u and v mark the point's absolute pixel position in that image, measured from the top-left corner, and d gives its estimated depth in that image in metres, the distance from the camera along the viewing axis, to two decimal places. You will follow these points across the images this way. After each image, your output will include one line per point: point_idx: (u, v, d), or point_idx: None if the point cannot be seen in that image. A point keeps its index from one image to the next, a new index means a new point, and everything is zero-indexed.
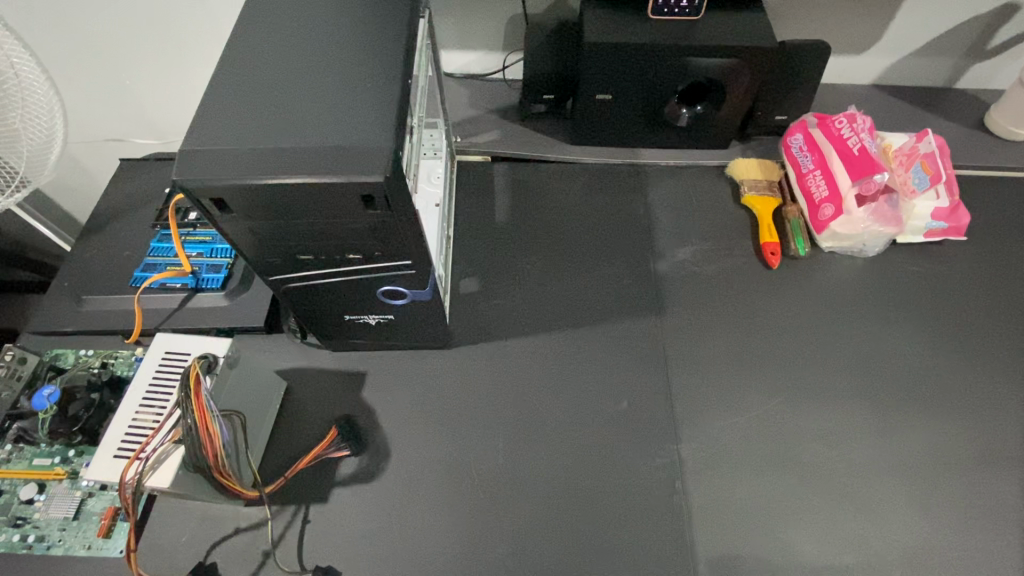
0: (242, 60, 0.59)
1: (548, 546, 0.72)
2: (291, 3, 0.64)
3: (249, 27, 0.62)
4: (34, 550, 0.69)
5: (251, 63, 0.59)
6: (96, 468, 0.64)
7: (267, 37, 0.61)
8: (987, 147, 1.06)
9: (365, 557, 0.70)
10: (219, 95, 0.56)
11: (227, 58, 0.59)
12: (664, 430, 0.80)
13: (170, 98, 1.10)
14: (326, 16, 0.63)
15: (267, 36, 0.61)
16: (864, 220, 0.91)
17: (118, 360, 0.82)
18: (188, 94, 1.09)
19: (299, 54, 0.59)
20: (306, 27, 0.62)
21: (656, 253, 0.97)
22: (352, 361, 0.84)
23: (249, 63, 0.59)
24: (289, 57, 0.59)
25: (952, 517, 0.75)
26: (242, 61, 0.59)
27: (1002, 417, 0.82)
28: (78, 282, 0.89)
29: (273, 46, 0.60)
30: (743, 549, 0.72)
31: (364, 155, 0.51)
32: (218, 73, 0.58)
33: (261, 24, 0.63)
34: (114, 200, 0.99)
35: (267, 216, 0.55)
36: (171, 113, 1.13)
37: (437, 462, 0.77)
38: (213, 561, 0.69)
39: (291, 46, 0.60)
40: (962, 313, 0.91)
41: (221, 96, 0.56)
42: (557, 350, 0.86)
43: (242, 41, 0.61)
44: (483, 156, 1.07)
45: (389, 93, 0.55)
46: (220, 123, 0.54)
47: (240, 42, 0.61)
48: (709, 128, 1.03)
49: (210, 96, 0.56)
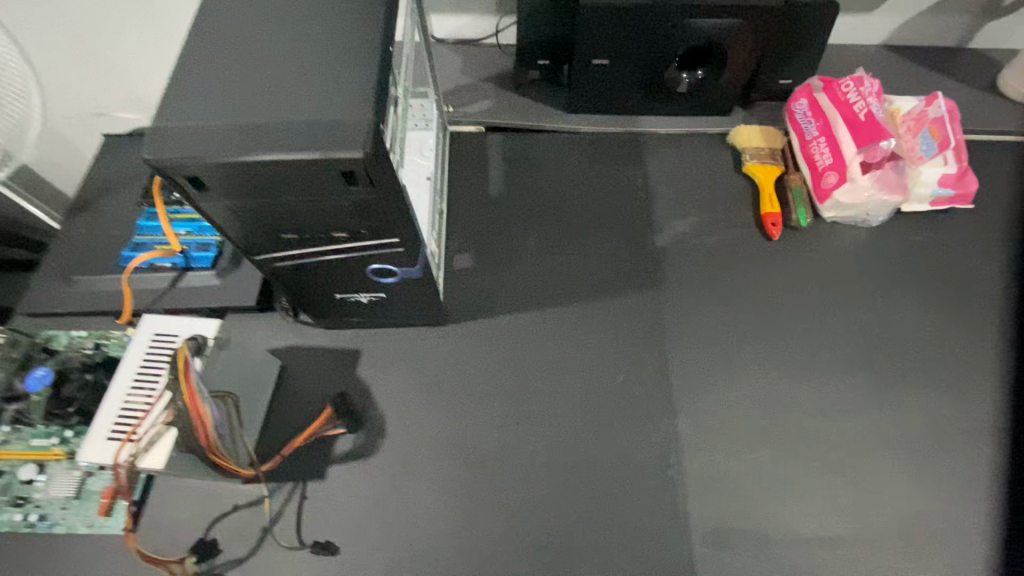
0: (216, 29, 0.56)
1: (542, 521, 0.72)
2: None
3: None
4: (36, 528, 0.70)
5: (224, 33, 0.56)
6: (89, 450, 0.62)
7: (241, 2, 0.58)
8: (998, 111, 1.03)
9: (362, 533, 0.71)
10: (193, 66, 0.53)
11: (201, 26, 0.56)
12: (661, 405, 0.79)
13: (148, 63, 1.04)
14: None
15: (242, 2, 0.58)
16: (868, 188, 0.88)
17: (111, 342, 0.81)
18: (166, 58, 1.04)
19: (276, 21, 0.56)
20: None
21: (655, 226, 0.94)
22: (346, 338, 0.84)
23: (223, 31, 0.56)
24: (266, 23, 0.56)
25: (947, 490, 0.75)
26: (215, 29, 0.56)
27: (1001, 389, 0.81)
28: (66, 262, 0.88)
29: (248, 13, 0.57)
30: (735, 522, 0.72)
31: (343, 127, 0.48)
32: (191, 42, 0.55)
33: None
34: (98, 177, 0.97)
35: (246, 195, 0.53)
36: (152, 80, 1.07)
37: (433, 439, 0.77)
38: (213, 537, 0.70)
39: (267, 12, 0.57)
40: (966, 284, 0.89)
41: (196, 67, 0.54)
42: (554, 326, 0.85)
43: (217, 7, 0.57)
44: (477, 126, 1.05)
45: (368, 63, 0.52)
46: (194, 95, 0.51)
47: (213, 9, 0.58)
48: (709, 94, 0.99)
49: (183, 66, 0.53)
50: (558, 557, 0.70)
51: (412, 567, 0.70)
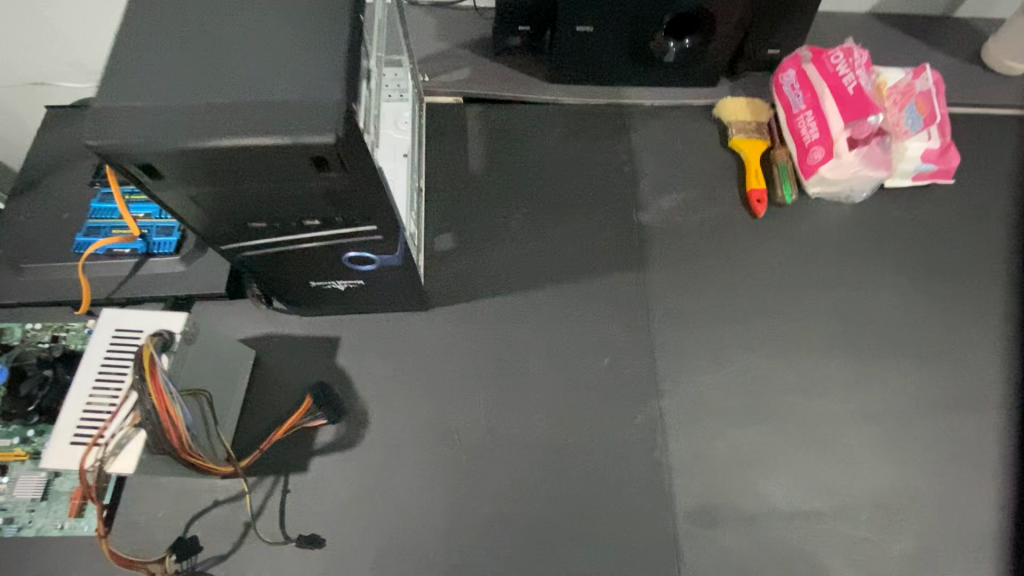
0: None
1: (530, 506, 0.72)
2: None
3: None
4: (4, 532, 0.67)
5: None
6: (53, 455, 0.58)
7: None
8: (980, 84, 1.03)
9: (348, 524, 0.70)
10: (134, 31, 0.46)
11: None
12: (647, 387, 0.79)
13: (93, 28, 0.93)
14: None
15: None
16: (853, 164, 0.87)
17: (70, 334, 0.78)
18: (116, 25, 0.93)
19: None
20: None
21: (640, 204, 0.92)
22: (323, 325, 0.81)
23: None
24: None
25: (919, 462, 0.77)
26: None
27: (973, 363, 0.83)
28: (13, 248, 0.81)
29: None
30: (719, 500, 0.74)
31: (310, 108, 0.44)
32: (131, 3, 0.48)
33: None
34: (43, 153, 0.89)
35: (205, 184, 0.48)
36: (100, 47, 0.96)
37: (418, 427, 0.76)
38: (193, 534, 0.69)
39: None
40: (944, 259, 0.90)
41: (138, 31, 0.47)
42: (538, 308, 0.84)
43: None
44: (455, 98, 1.01)
45: (336, 31, 0.47)
46: (140, 68, 0.45)
47: None
48: (696, 64, 0.96)
49: (125, 31, 0.46)
50: (546, 541, 0.71)
51: (400, 556, 0.70)
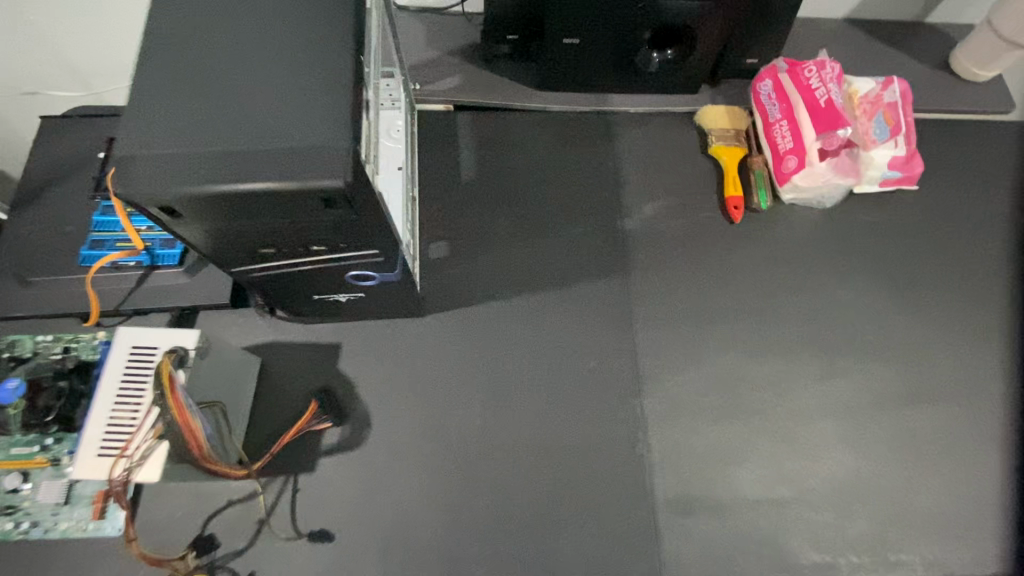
0: (167, 30, 0.52)
1: (523, 499, 0.79)
2: None
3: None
4: (30, 535, 0.72)
5: (177, 34, 0.51)
6: (82, 467, 0.62)
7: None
8: (947, 90, 1.08)
9: (355, 519, 0.76)
10: (148, 78, 0.49)
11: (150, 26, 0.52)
12: (630, 387, 0.85)
13: (91, 39, 0.94)
14: None
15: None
16: (824, 173, 0.93)
17: (80, 345, 0.81)
18: (115, 36, 0.94)
19: (235, 21, 0.52)
20: None
21: (625, 211, 0.97)
22: (325, 332, 0.85)
23: (175, 33, 0.51)
24: (223, 25, 0.52)
25: (877, 450, 0.85)
26: (168, 31, 0.52)
27: (929, 358, 0.91)
28: (19, 261, 0.84)
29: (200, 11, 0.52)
30: (695, 489, 0.81)
31: (321, 155, 0.47)
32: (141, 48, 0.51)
33: None
34: (41, 165, 0.91)
35: (219, 220, 0.51)
36: (97, 58, 0.97)
37: (418, 428, 0.81)
38: (210, 533, 0.74)
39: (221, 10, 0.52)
40: (907, 261, 0.96)
41: (152, 77, 0.50)
42: (529, 313, 0.89)
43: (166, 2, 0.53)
44: (445, 105, 1.04)
45: (338, 76, 0.50)
46: (156, 115, 0.48)
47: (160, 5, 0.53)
48: (678, 73, 1.00)
49: (138, 77, 0.49)
50: (537, 530, 0.77)
51: (403, 547, 0.76)
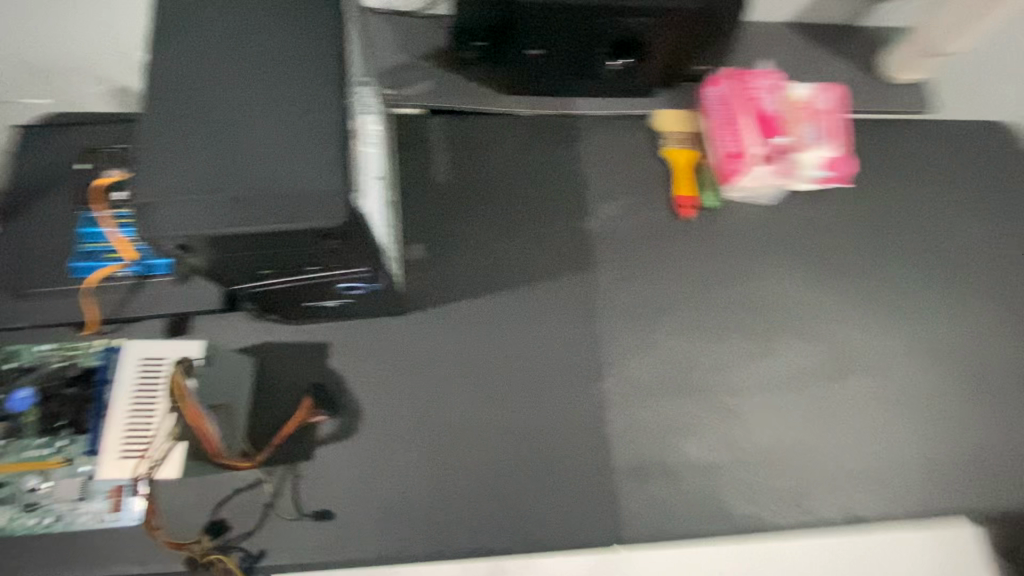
0: (171, 83, 0.58)
1: (500, 473, 0.89)
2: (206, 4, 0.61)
3: (165, 36, 0.60)
4: (53, 528, 0.79)
5: (181, 87, 0.58)
6: (107, 468, 0.70)
7: (190, 49, 0.59)
8: (878, 90, 1.19)
9: (352, 499, 0.85)
10: (157, 131, 0.56)
11: (156, 79, 0.58)
12: (593, 372, 0.96)
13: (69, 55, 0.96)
14: (249, 21, 0.60)
15: (189, 51, 0.59)
16: (763, 175, 1.04)
17: (80, 353, 0.85)
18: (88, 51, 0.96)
19: (231, 73, 0.58)
20: (232, 36, 0.60)
21: (588, 211, 1.06)
22: (315, 332, 0.92)
23: (179, 86, 0.58)
24: (221, 77, 0.58)
25: (805, 418, 0.98)
26: (171, 83, 0.58)
27: (850, 337, 1.04)
28: (11, 273, 0.88)
29: (200, 64, 0.59)
30: (650, 459, 0.93)
31: (319, 197, 0.55)
32: (149, 101, 0.57)
33: (180, 33, 0.60)
34: (25, 178, 0.94)
35: (227, 252, 0.59)
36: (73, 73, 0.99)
37: (404, 416, 0.90)
38: (221, 517, 0.82)
39: (218, 63, 0.59)
40: (835, 251, 1.09)
41: (163, 129, 0.57)
42: (501, 308, 0.98)
43: (166, 55, 0.59)
44: (418, 109, 1.09)
45: (329, 124, 0.57)
46: (169, 166, 0.55)
47: (162, 58, 0.59)
48: (631, 78, 1.06)
49: (151, 129, 0.56)
50: (513, 500, 0.88)
51: (396, 521, 0.86)
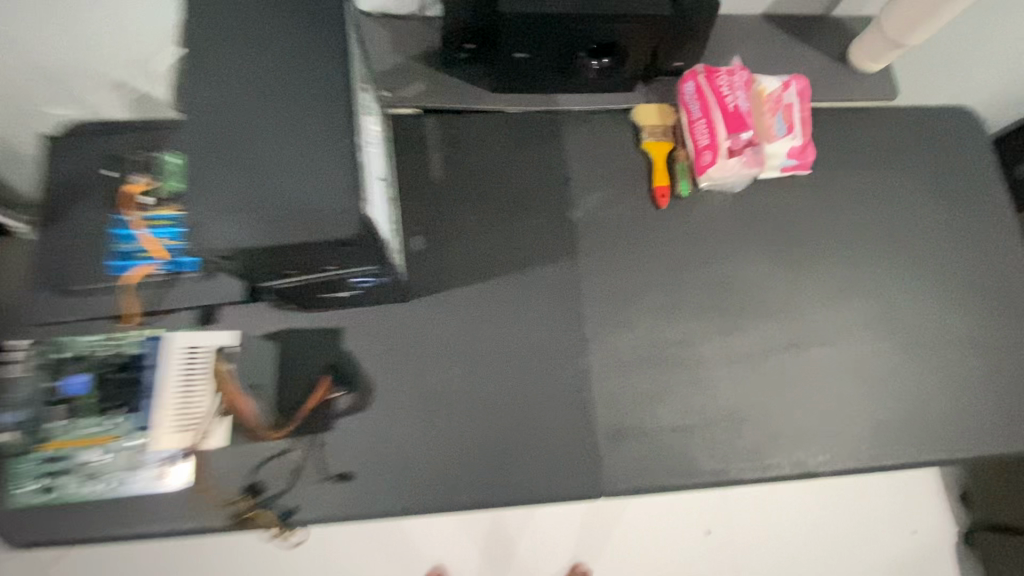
0: (211, 122, 0.73)
1: (496, 438, 1.02)
2: (233, 52, 0.75)
3: (202, 81, 0.74)
4: (116, 492, 0.92)
5: (220, 127, 0.73)
6: (165, 439, 0.91)
7: (223, 92, 0.74)
8: (843, 80, 1.27)
9: (368, 463, 0.98)
10: (204, 164, 0.72)
11: (198, 119, 0.73)
12: (577, 348, 1.08)
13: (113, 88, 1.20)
14: (270, 66, 0.75)
15: (223, 94, 0.74)
16: (733, 166, 1.12)
17: (122, 342, 0.95)
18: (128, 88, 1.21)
19: (259, 114, 0.73)
20: (257, 81, 0.74)
21: (572, 202, 1.16)
22: (329, 319, 1.03)
23: (217, 125, 0.73)
24: (252, 117, 0.73)
25: (767, 385, 1.11)
26: (211, 122, 0.73)
27: (809, 311, 1.16)
28: (58, 272, 1.01)
29: (232, 105, 0.74)
30: (628, 423, 1.06)
31: (337, 214, 0.71)
32: (195, 139, 0.73)
33: (214, 77, 0.74)
34: (59, 185, 1.04)
35: (264, 258, 0.75)
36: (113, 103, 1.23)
37: (411, 390, 1.02)
38: (257, 481, 0.95)
39: (248, 105, 0.74)
40: (798, 233, 1.19)
41: (208, 163, 0.72)
42: (494, 293, 1.09)
43: (203, 98, 0.74)
44: (414, 109, 1.17)
45: (343, 155, 0.72)
46: (216, 192, 0.72)
47: (202, 101, 0.74)
48: (616, 77, 1.15)
49: (199, 163, 0.72)
50: (508, 461, 1.01)
51: (407, 480, 0.98)
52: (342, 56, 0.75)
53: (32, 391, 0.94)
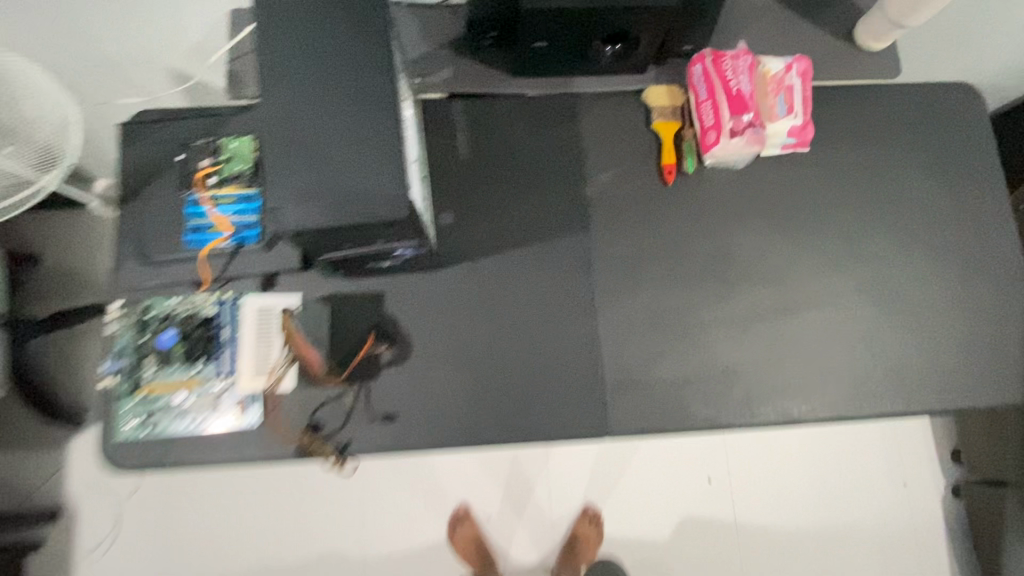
0: (281, 122, 0.88)
1: (517, 388, 1.18)
2: (296, 62, 0.90)
3: (272, 87, 0.89)
4: (199, 429, 1.11)
5: (288, 126, 0.88)
6: (247, 381, 1.10)
7: (290, 97, 0.89)
8: (848, 59, 1.33)
9: (408, 407, 1.15)
10: (277, 158, 0.88)
11: (271, 120, 0.88)
12: (589, 311, 1.22)
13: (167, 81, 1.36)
14: (328, 74, 0.89)
15: (290, 97, 0.89)
16: (736, 146, 1.22)
17: (200, 304, 1.15)
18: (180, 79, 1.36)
19: (321, 115, 0.89)
20: (317, 87, 0.89)
21: (586, 179, 1.27)
22: (372, 284, 1.18)
23: (286, 125, 0.88)
24: (314, 118, 0.89)
25: (759, 344, 1.23)
26: (281, 122, 0.88)
27: (802, 279, 1.27)
28: (138, 244, 1.16)
29: (298, 108, 0.89)
30: (633, 377, 1.20)
31: (389, 198, 0.87)
32: (268, 137, 0.88)
33: (282, 83, 0.89)
34: (132, 167, 1.17)
35: (327, 235, 0.92)
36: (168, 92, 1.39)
37: (443, 346, 1.18)
38: (317, 420, 1.13)
39: (311, 107, 0.89)
40: (795, 207, 1.29)
41: (281, 156, 0.88)
42: (515, 262, 1.22)
43: (274, 102, 0.89)
44: (442, 94, 1.28)
45: (391, 149, 0.88)
46: (288, 181, 0.88)
47: (273, 105, 0.89)
48: (629, 59, 1.23)
49: (273, 157, 0.88)
50: (528, 407, 1.17)
51: (442, 422, 1.15)
52: (388, 63, 0.89)
53: (127, 344, 1.13)
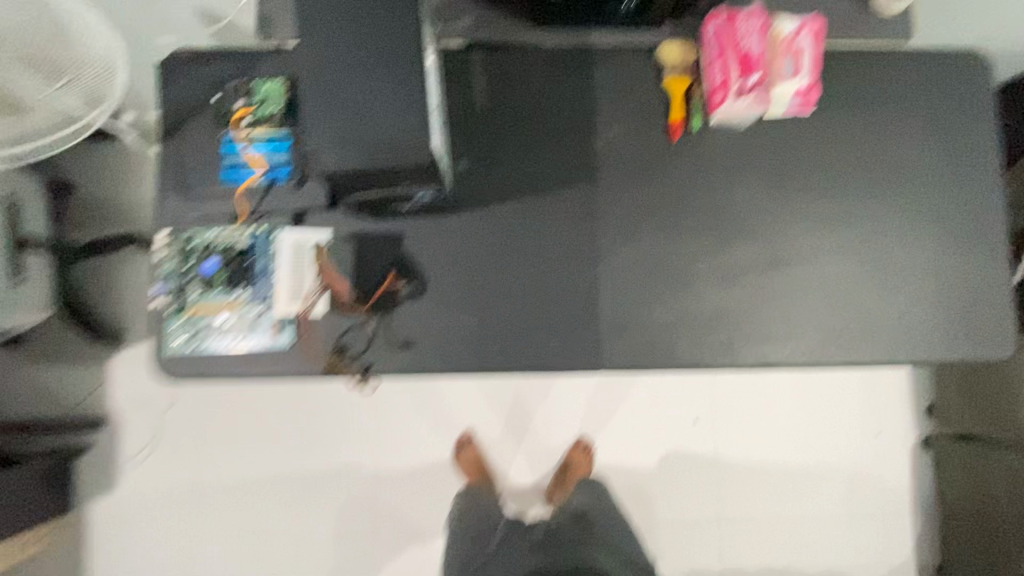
0: (316, 68, 0.96)
1: (522, 323, 1.30)
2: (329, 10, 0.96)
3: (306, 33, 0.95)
4: (240, 347, 1.26)
5: (322, 72, 0.96)
6: (284, 305, 1.24)
7: (323, 43, 0.96)
8: (860, 21, 1.36)
9: (423, 336, 1.28)
10: (313, 103, 0.96)
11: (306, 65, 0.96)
12: (591, 258, 1.32)
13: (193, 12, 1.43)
14: (359, 22, 0.96)
15: (324, 44, 0.96)
16: (743, 105, 1.27)
17: (237, 236, 1.25)
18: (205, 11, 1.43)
19: (353, 63, 0.96)
20: (349, 35, 0.96)
21: (597, 132, 1.34)
22: (393, 224, 1.29)
23: (321, 71, 0.96)
24: (347, 66, 0.96)
25: (746, 295, 1.34)
26: (316, 69, 0.96)
27: (793, 236, 1.35)
28: (180, 177, 1.26)
29: (331, 55, 0.96)
30: (627, 319, 1.32)
31: (415, 145, 0.97)
32: (305, 83, 0.96)
33: (316, 30, 0.95)
34: (172, 104, 1.26)
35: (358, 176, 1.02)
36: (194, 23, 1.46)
37: (457, 284, 1.29)
38: (343, 344, 1.27)
39: (343, 55, 0.96)
40: (794, 167, 1.36)
41: (316, 101, 0.96)
42: (526, 209, 1.32)
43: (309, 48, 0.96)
44: (462, 42, 1.33)
45: (418, 98, 0.96)
46: (323, 126, 0.97)
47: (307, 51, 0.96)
48: (646, 14, 1.30)
49: (309, 102, 0.96)
50: (531, 341, 1.30)
51: (454, 351, 1.29)
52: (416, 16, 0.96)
53: (174, 269, 1.25)
